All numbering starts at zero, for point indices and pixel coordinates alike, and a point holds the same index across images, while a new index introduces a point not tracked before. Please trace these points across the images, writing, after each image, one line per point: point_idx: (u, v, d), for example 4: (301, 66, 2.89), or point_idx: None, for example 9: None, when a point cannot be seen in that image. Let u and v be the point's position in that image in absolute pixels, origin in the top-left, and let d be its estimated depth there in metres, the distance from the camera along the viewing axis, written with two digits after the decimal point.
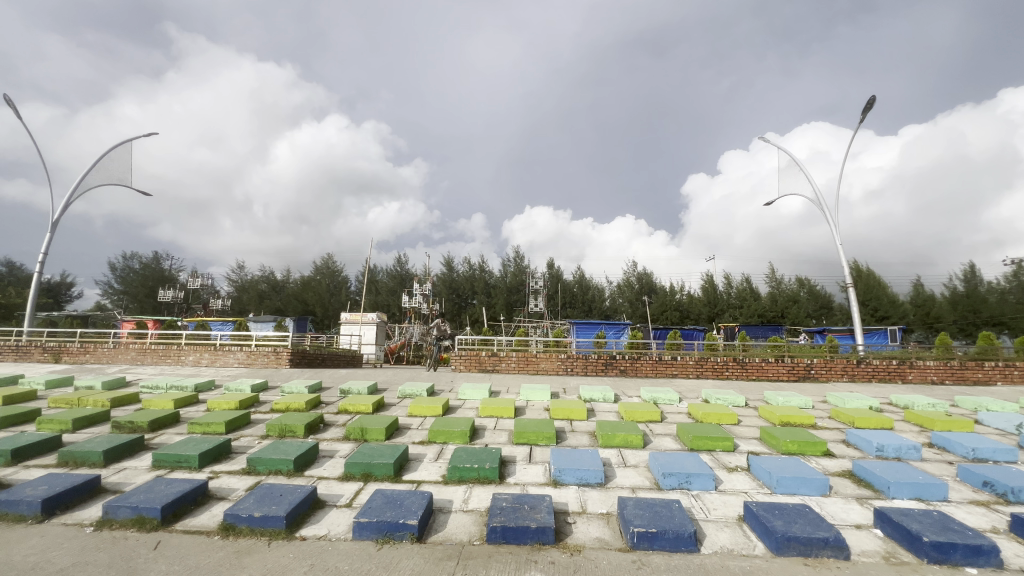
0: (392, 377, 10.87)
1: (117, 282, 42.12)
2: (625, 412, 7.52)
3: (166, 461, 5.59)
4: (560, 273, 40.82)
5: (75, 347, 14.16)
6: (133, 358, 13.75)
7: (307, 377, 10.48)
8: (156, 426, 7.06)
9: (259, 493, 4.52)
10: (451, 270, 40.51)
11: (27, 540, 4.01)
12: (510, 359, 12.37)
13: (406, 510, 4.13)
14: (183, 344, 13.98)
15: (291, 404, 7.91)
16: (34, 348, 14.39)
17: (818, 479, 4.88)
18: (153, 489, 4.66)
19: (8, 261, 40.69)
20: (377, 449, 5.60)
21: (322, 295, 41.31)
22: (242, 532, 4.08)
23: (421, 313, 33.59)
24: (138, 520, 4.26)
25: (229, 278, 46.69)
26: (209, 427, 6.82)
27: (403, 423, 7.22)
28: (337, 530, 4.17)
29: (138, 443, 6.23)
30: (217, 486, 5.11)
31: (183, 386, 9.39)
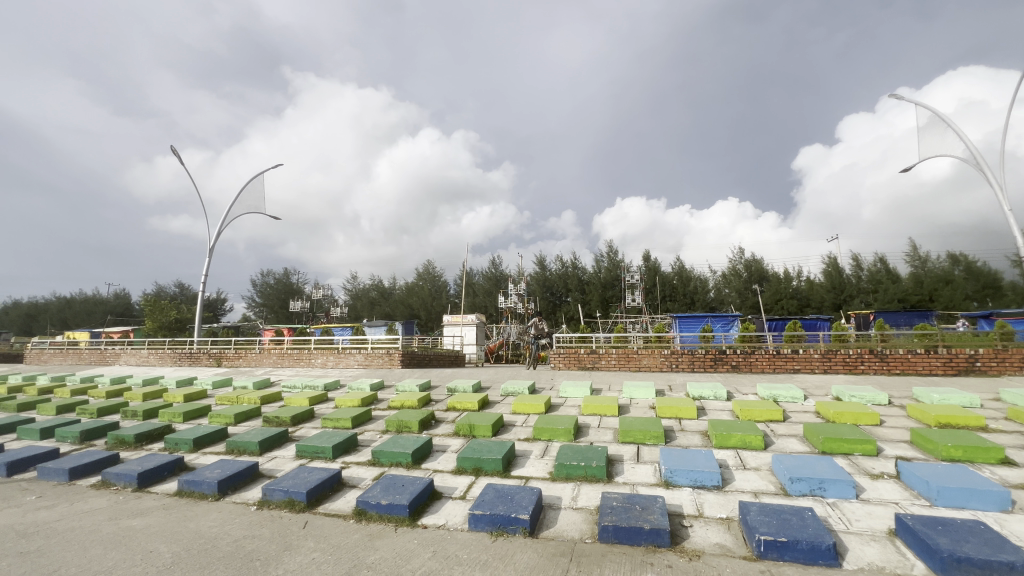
0: (495, 375, 11.24)
1: (259, 296, 48.76)
2: (741, 410, 6.98)
3: (307, 452, 6.37)
4: (657, 265, 39.02)
5: (231, 353, 16.69)
6: (275, 361, 15.85)
7: (417, 377, 11.24)
8: (296, 421, 8.07)
9: (384, 482, 4.95)
10: (545, 268, 40.73)
11: (209, 515, 4.82)
12: (610, 356, 12.13)
13: (518, 505, 4.24)
14: (312, 348, 15.80)
15: (405, 402, 8.54)
16: (202, 354, 17.24)
17: (996, 492, 4.09)
18: (299, 476, 5.33)
19: (180, 284, 49.19)
20: (485, 446, 5.83)
21: (425, 300, 44.02)
22: (373, 518, 4.50)
23: (518, 313, 34.30)
24: (289, 502, 4.91)
25: (345, 288, 51.69)
26: (339, 422, 7.62)
27: (508, 420, 7.44)
28: (454, 520, 4.42)
29: (284, 435, 7.17)
30: (349, 475, 5.70)
31: (315, 386, 10.61)
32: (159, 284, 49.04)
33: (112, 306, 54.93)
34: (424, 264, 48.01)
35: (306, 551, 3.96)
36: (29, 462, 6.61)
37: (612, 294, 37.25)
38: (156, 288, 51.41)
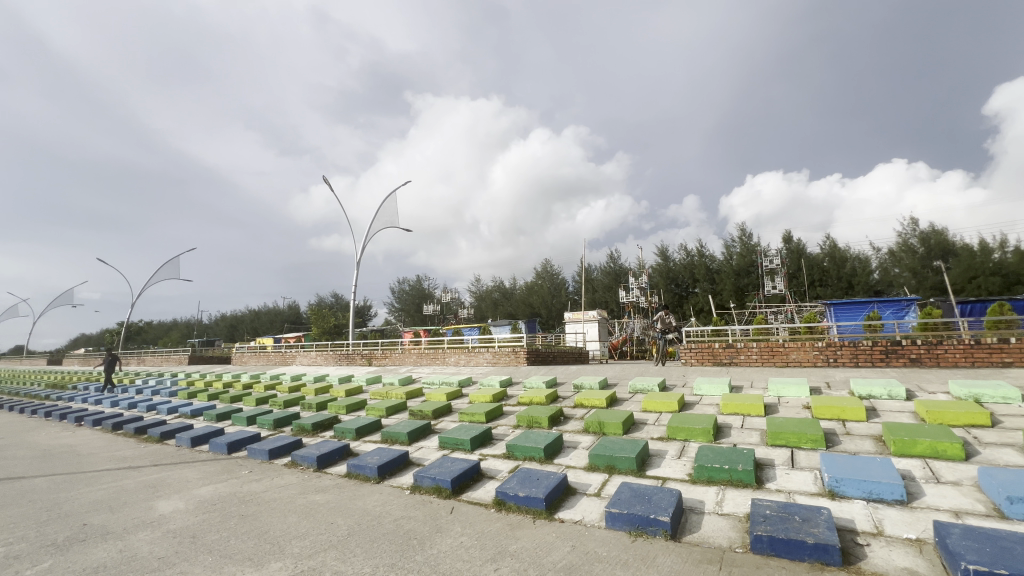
0: (622, 372, 10.97)
1: (397, 302, 54.17)
2: (928, 413, 5.83)
3: (448, 443, 6.91)
4: (802, 246, 34.53)
5: (379, 353, 18.84)
6: (415, 360, 17.48)
7: (543, 374, 11.47)
8: (437, 414, 8.81)
9: (520, 475, 5.15)
10: (667, 259, 38.61)
11: (373, 495, 5.50)
12: (751, 350, 11.05)
13: (657, 506, 4.08)
14: (446, 348, 17.09)
15: (533, 398, 8.79)
16: (357, 355, 19.72)
17: None
18: (444, 465, 5.81)
19: (335, 295, 56.87)
20: (618, 443, 5.73)
21: (545, 298, 44.74)
22: (512, 508, 4.71)
23: (641, 307, 33.06)
24: (437, 488, 5.37)
25: (470, 291, 54.85)
26: (474, 416, 8.13)
27: (639, 418, 7.20)
28: (591, 517, 4.42)
29: (428, 427, 7.89)
30: (487, 466, 6.05)
31: (451, 382, 11.46)
32: (320, 297, 57.36)
33: (287, 316, 65.71)
34: (542, 264, 48.78)
35: (455, 534, 4.31)
36: (241, 443, 8.25)
37: (747, 282, 33.85)
38: (318, 299, 60.19)
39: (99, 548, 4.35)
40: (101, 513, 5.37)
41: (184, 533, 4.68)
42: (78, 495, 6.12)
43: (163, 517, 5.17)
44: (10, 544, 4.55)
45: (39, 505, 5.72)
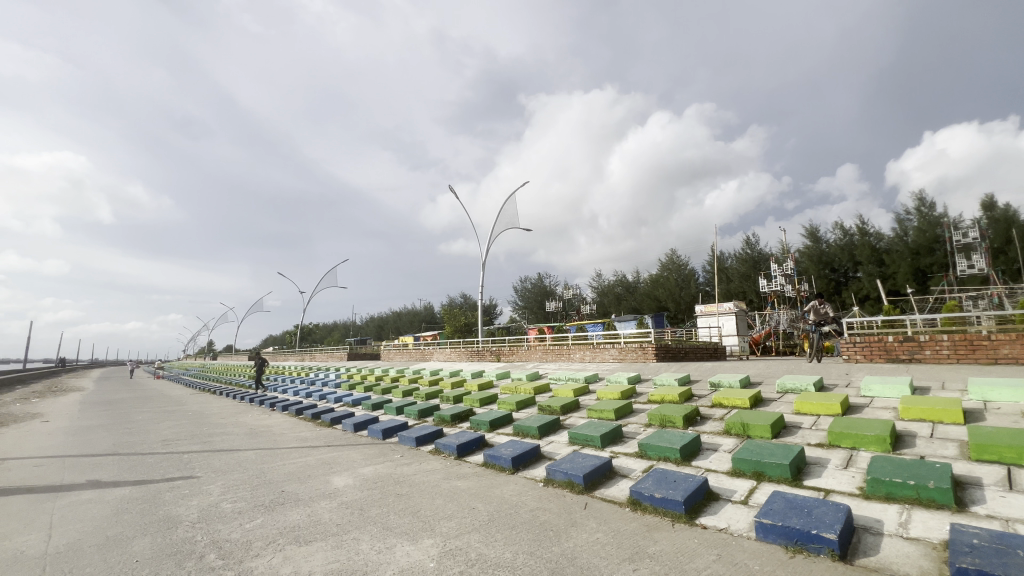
0: (768, 369, 9.86)
1: (521, 300, 55.84)
2: None
3: (578, 439, 6.93)
4: (1014, 214, 27.63)
5: (507, 349, 19.66)
6: (541, 356, 17.87)
7: (674, 371, 10.86)
8: (565, 410, 8.90)
9: (656, 476, 4.96)
10: (818, 241, 33.74)
11: (509, 485, 5.77)
12: (939, 345, 9.13)
13: (819, 521, 3.60)
14: (570, 344, 17.15)
15: (665, 396, 8.38)
16: (486, 352, 20.82)
17: None
18: (575, 460, 5.85)
19: (465, 296, 60.70)
20: (766, 448, 5.18)
21: (672, 290, 42.30)
22: (648, 509, 4.57)
23: (787, 296, 29.43)
24: (569, 483, 5.44)
25: (592, 286, 54.25)
26: (603, 413, 8.04)
27: (791, 422, 6.42)
28: (738, 525, 4.08)
29: (557, 422, 8.02)
30: (619, 465, 5.93)
31: (577, 379, 11.47)
32: (451, 298, 61.77)
33: (424, 316, 72.13)
34: (668, 255, 46.12)
35: (589, 530, 4.32)
36: (393, 430, 9.29)
37: (930, 262, 28.00)
38: (450, 300, 64.88)
39: (294, 511, 5.27)
40: (293, 482, 6.51)
41: (354, 505, 5.44)
42: (277, 466, 7.49)
43: (337, 490, 6.08)
44: (234, 501, 5.77)
45: (251, 473, 7.13)
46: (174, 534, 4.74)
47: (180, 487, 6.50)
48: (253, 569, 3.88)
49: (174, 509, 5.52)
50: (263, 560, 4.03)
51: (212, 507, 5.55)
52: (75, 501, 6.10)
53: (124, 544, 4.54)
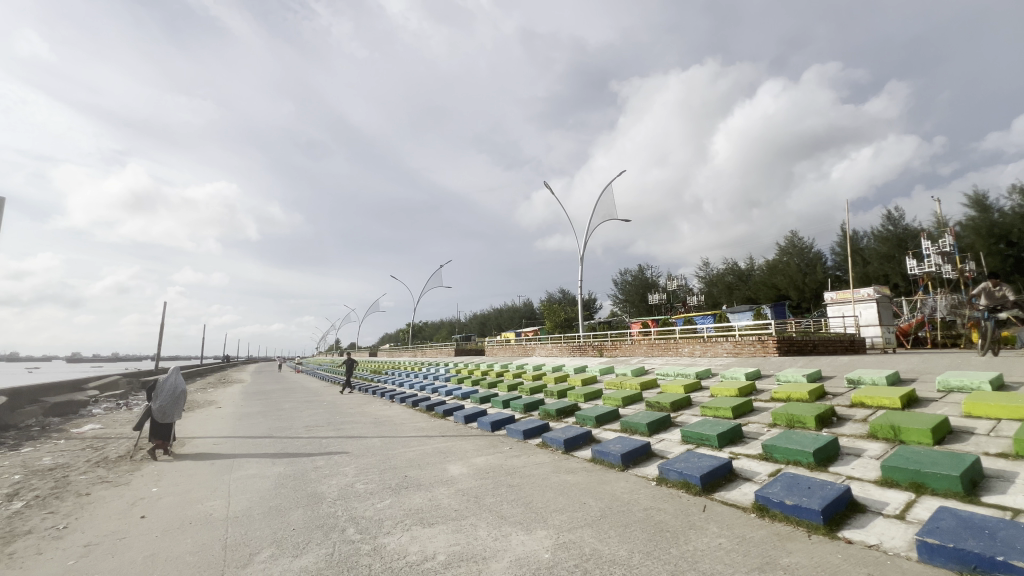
0: (923, 365, 8.43)
1: (621, 293, 54.27)
2: None
3: (692, 438, 6.56)
4: None
5: (610, 344, 19.29)
6: (646, 351, 17.23)
7: (801, 367, 9.77)
8: (676, 407, 8.47)
9: (786, 481, 4.51)
10: (988, 209, 27.96)
11: (620, 483, 5.65)
12: None
13: (1007, 546, 3.00)
14: (678, 338, 16.29)
15: (792, 394, 7.57)
16: (588, 347, 20.63)
17: None
18: (690, 460, 5.55)
19: (563, 292, 60.66)
20: (927, 456, 4.44)
21: (794, 277, 38.08)
22: (777, 517, 4.17)
23: (946, 278, 24.88)
24: (685, 483, 5.17)
25: (699, 276, 50.91)
26: (719, 411, 7.51)
27: (960, 426, 5.42)
28: (893, 543, 3.55)
29: (668, 419, 7.66)
30: (741, 467, 5.50)
31: (687, 374, 10.85)
32: (551, 294, 62.16)
33: (525, 312, 73.50)
34: (787, 237, 41.57)
35: (710, 534, 4.07)
36: (501, 423, 9.63)
37: None
38: (549, 296, 65.32)
39: (417, 495, 5.71)
40: (415, 468, 7.06)
41: (470, 493, 5.73)
42: (399, 453, 8.18)
43: (454, 478, 6.46)
44: (366, 482, 6.42)
45: (379, 457, 7.88)
46: (320, 508, 5.42)
47: (322, 467, 7.40)
48: (386, 545, 4.28)
49: (319, 486, 6.31)
50: (393, 538, 4.44)
51: (349, 487, 6.24)
52: (245, 474, 7.25)
53: (283, 514, 5.29)
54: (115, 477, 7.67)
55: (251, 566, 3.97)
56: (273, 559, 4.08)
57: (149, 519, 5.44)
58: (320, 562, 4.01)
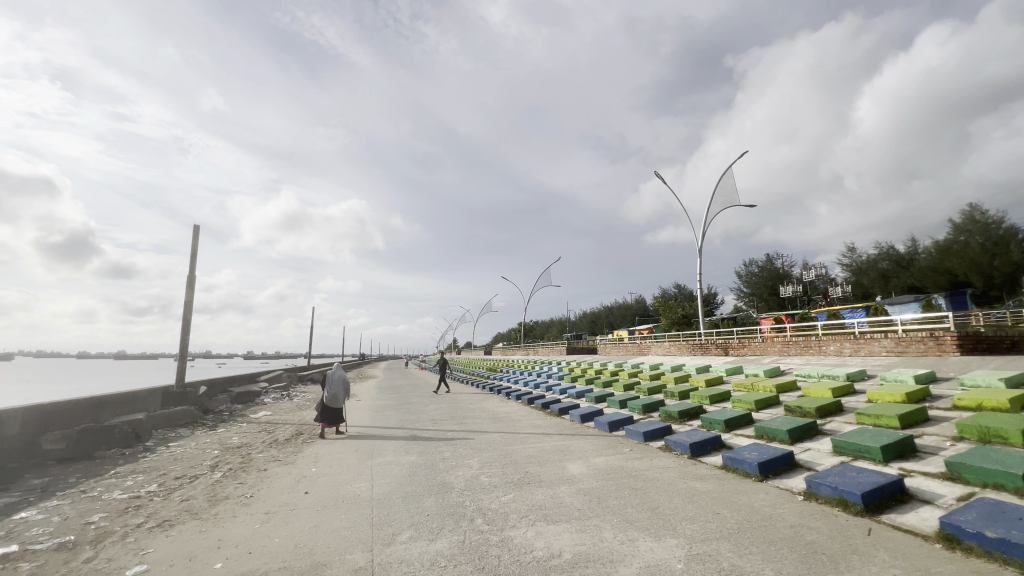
0: None
1: (746, 286, 49.56)
2: None
3: (847, 449, 5.71)
4: None
5: (736, 342, 17.72)
6: (781, 350, 15.48)
7: (995, 369, 7.96)
8: (823, 413, 7.45)
9: (983, 508, 3.70)
10: None
11: (759, 494, 5.13)
12: None
13: None
14: (821, 335, 14.36)
15: (983, 402, 6.20)
16: (711, 345, 19.16)
17: None
18: (848, 474, 4.83)
19: (679, 287, 57.22)
20: None
21: (977, 259, 31.32)
22: (973, 550, 3.44)
23: None
24: (841, 501, 4.52)
25: (843, 263, 44.41)
26: (880, 420, 6.44)
27: None
28: None
29: (815, 427, 6.76)
30: (917, 487, 4.63)
31: (836, 375, 9.49)
32: (665, 290, 59.09)
33: (637, 309, 71.06)
34: (965, 211, 34.34)
35: (880, 562, 3.49)
36: (620, 424, 9.36)
37: None
38: (663, 292, 62.19)
39: (538, 492, 5.80)
40: (535, 465, 7.17)
41: (591, 493, 5.66)
42: (519, 449, 8.39)
43: (574, 476, 6.44)
44: (490, 476, 6.69)
45: (500, 452, 8.14)
46: (450, 497, 5.77)
47: (449, 458, 7.88)
48: (513, 538, 4.41)
49: (448, 476, 6.73)
50: (518, 531, 4.55)
51: (475, 479, 6.54)
52: (384, 460, 8.02)
53: (418, 500, 5.73)
54: (285, 456, 9.03)
55: (395, 545, 4.37)
56: (413, 541, 4.44)
57: (311, 495, 6.29)
58: (453, 548, 4.26)
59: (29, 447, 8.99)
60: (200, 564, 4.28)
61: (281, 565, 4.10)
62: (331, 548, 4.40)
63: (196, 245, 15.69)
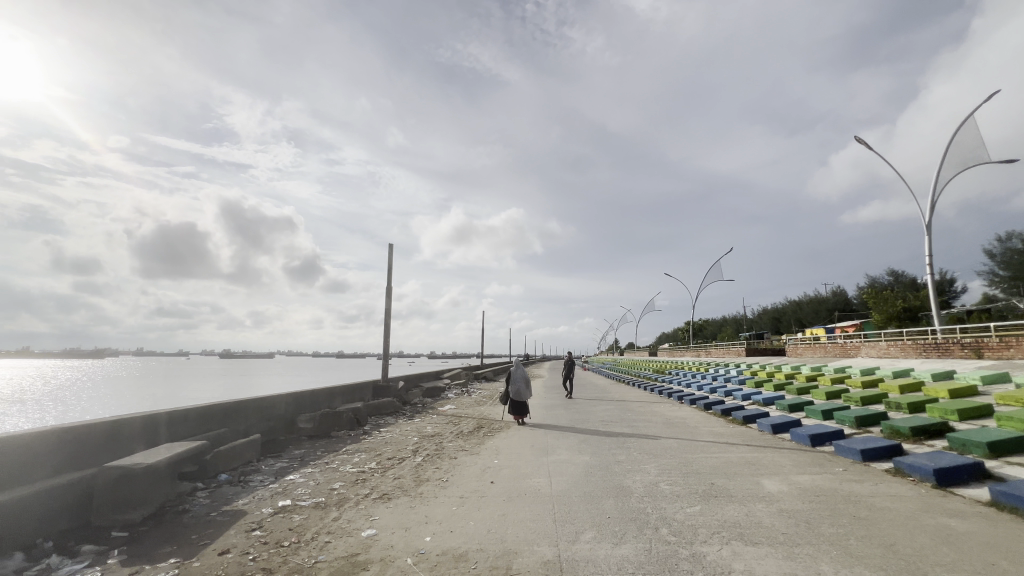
0: None
1: (1003, 268, 37.82)
2: None
3: None
4: None
5: (995, 342, 13.63)
6: None
7: None
8: None
9: None
10: None
11: None
12: None
13: None
14: None
15: None
16: (955, 345, 15.12)
17: None
18: None
19: (896, 274, 46.56)
20: None
21: None
22: None
23: None
24: None
25: None
26: None
27: None
28: None
29: None
30: None
31: None
32: (875, 279, 48.69)
33: (836, 303, 60.15)
34: None
35: None
36: (825, 438, 7.91)
37: None
38: (872, 280, 51.40)
39: (730, 507, 5.25)
40: (722, 477, 6.52)
41: (797, 516, 4.88)
42: (700, 458, 7.73)
43: (772, 494, 5.66)
44: (671, 484, 6.32)
45: (679, 460, 7.64)
46: (630, 502, 5.61)
47: (624, 462, 7.69)
48: (706, 555, 4.06)
49: (625, 480, 6.57)
50: (711, 549, 4.17)
51: (654, 486, 6.24)
52: (559, 458, 8.22)
53: (597, 501, 5.71)
54: (471, 447, 9.98)
55: (579, 543, 4.42)
56: (597, 542, 4.44)
57: (497, 485, 6.80)
58: (639, 555, 4.12)
59: (291, 424, 11.66)
60: (414, 535, 4.96)
61: (479, 547, 4.49)
62: (520, 537, 4.66)
63: (390, 262, 18.52)
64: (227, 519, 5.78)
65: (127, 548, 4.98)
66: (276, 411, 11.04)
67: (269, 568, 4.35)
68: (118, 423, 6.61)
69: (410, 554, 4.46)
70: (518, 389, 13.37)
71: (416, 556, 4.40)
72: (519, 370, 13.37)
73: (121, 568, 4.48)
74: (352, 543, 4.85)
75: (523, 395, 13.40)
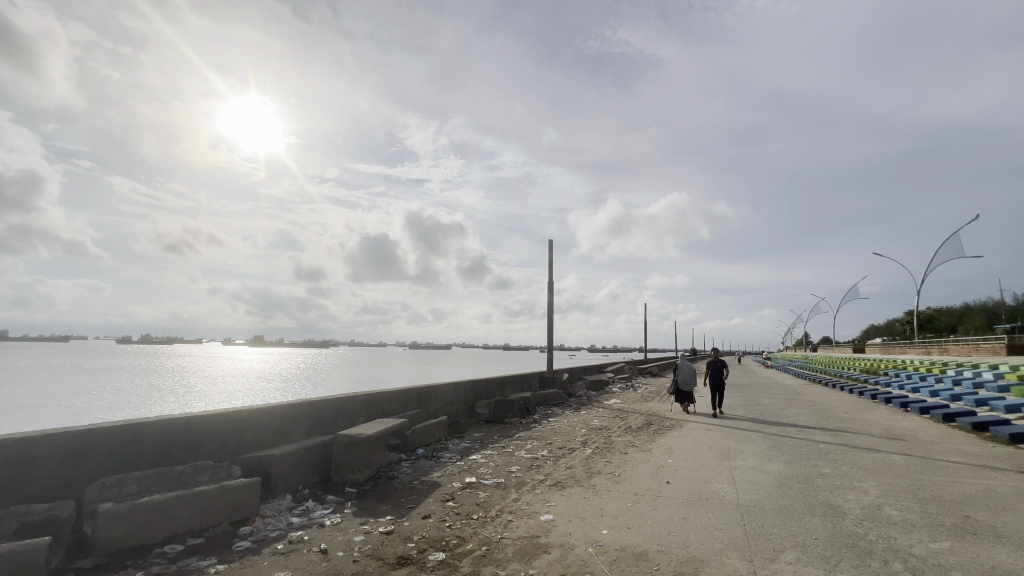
0: None
1: None
2: None
3: None
4: None
5: None
6: None
7: None
8: None
9: None
10: None
11: None
12: None
13: None
14: None
15: None
16: None
17: None
18: None
19: None
20: None
21: None
22: None
23: None
24: None
25: None
26: None
27: None
28: None
29: None
30: None
31: None
32: None
33: None
34: None
35: None
36: None
37: None
38: None
39: (999, 550, 4.03)
40: (980, 510, 5.05)
41: None
42: (942, 483, 6.11)
43: None
44: (901, 509, 5.12)
45: (910, 482, 6.15)
46: (844, 524, 4.73)
47: (830, 476, 6.52)
48: None
49: (834, 498, 5.56)
50: None
51: (875, 509, 5.15)
52: (745, 465, 7.38)
53: (799, 518, 4.95)
54: (641, 443, 9.65)
55: (779, 563, 3.89)
56: (802, 565, 3.84)
57: (673, 485, 6.44)
58: None
59: (471, 409, 12.89)
60: (591, 526, 4.99)
61: (660, 548, 4.30)
62: (705, 545, 4.31)
63: (551, 258, 19.03)
64: (426, 488, 6.67)
65: (356, 501, 6.12)
66: (459, 396, 12.37)
67: (462, 537, 4.84)
68: (347, 400, 8.16)
69: (588, 544, 4.50)
70: (684, 378, 12.64)
71: (595, 547, 4.42)
72: (686, 361, 12.46)
73: (353, 518, 5.52)
74: (532, 525, 5.11)
75: (690, 384, 12.58)
